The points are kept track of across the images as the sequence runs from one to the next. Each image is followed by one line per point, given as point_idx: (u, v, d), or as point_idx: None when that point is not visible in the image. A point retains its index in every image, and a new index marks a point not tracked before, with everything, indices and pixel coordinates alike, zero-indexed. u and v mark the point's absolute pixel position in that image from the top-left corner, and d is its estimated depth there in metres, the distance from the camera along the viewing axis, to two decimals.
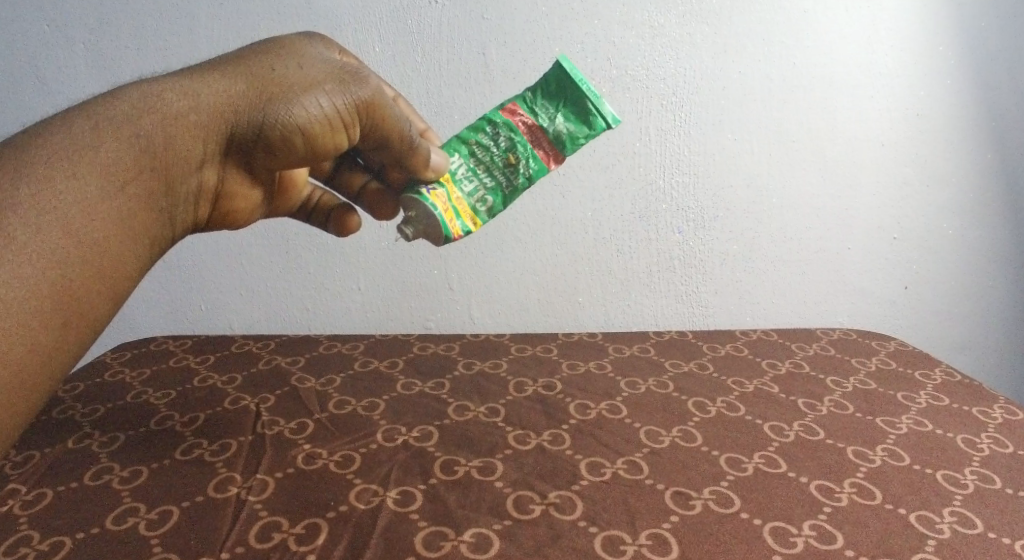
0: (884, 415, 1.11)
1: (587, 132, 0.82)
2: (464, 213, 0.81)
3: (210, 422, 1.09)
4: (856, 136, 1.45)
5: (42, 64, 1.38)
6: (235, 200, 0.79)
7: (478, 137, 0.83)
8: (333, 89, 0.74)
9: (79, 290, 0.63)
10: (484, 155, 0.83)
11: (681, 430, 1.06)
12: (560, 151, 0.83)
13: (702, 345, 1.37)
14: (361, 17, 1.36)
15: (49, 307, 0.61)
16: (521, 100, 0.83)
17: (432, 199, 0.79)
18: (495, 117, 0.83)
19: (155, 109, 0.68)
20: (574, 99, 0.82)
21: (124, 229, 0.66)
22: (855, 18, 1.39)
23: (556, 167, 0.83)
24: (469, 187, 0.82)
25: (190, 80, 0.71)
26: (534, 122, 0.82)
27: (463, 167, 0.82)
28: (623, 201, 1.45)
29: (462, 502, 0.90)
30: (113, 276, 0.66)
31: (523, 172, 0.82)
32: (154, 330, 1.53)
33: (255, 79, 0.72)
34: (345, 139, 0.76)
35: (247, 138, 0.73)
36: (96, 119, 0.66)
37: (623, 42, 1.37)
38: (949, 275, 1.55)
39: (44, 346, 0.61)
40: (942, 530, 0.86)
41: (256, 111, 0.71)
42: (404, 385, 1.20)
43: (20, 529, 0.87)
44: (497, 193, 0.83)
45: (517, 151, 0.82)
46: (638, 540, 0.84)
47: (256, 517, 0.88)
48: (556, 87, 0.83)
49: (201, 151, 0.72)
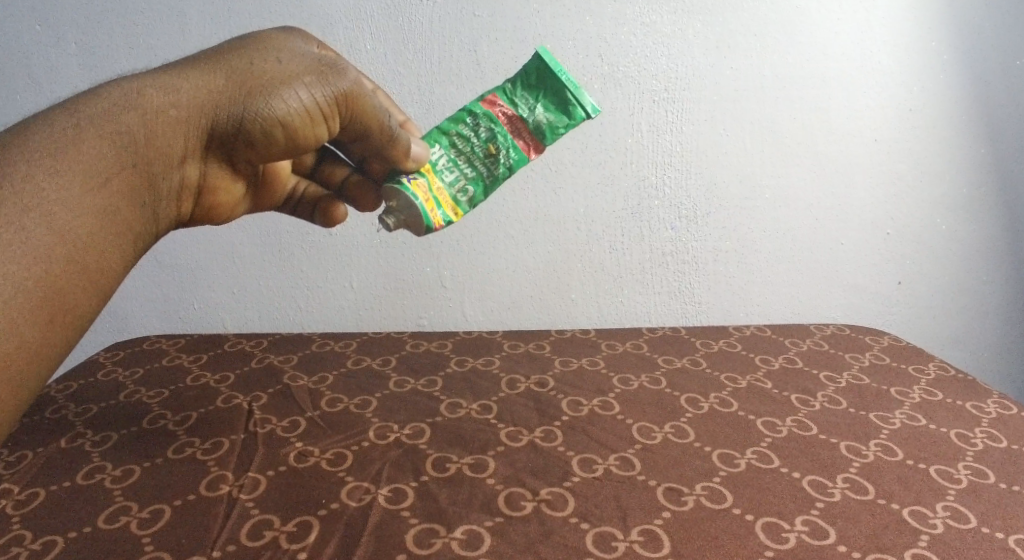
0: (878, 410, 1.11)
1: (567, 122, 0.82)
2: (446, 204, 0.81)
3: (202, 421, 1.09)
4: (848, 132, 1.45)
5: (34, 62, 1.38)
6: (218, 194, 0.79)
7: (458, 128, 0.83)
8: (312, 81, 0.74)
9: (65, 285, 0.63)
10: (465, 146, 0.83)
11: (674, 426, 1.06)
12: (540, 141, 0.83)
13: (695, 342, 1.37)
14: (352, 16, 1.36)
15: (35, 304, 0.61)
16: (501, 90, 0.83)
17: (413, 188, 0.78)
18: (475, 108, 0.82)
19: (136, 105, 0.68)
20: (554, 89, 0.82)
21: (110, 225, 0.66)
22: (848, 14, 1.39)
23: (536, 157, 0.83)
24: (450, 178, 0.82)
25: (169, 76, 0.71)
26: (514, 112, 0.82)
27: (444, 157, 0.82)
28: (616, 199, 1.45)
29: (453, 499, 0.90)
30: (99, 267, 0.65)
31: (503, 162, 0.82)
32: (148, 330, 1.53)
33: (234, 73, 0.71)
34: (325, 130, 0.76)
35: (229, 133, 0.73)
36: (77, 117, 0.66)
37: (615, 39, 1.37)
38: (944, 271, 1.55)
39: (30, 343, 0.60)
40: (935, 525, 0.85)
41: (237, 105, 0.71)
42: (396, 382, 1.20)
43: (12, 529, 0.86)
44: (479, 183, 0.83)
45: (497, 142, 0.82)
46: (629, 536, 0.84)
47: (248, 516, 0.87)
48: (536, 78, 0.83)
49: (183, 146, 0.71)
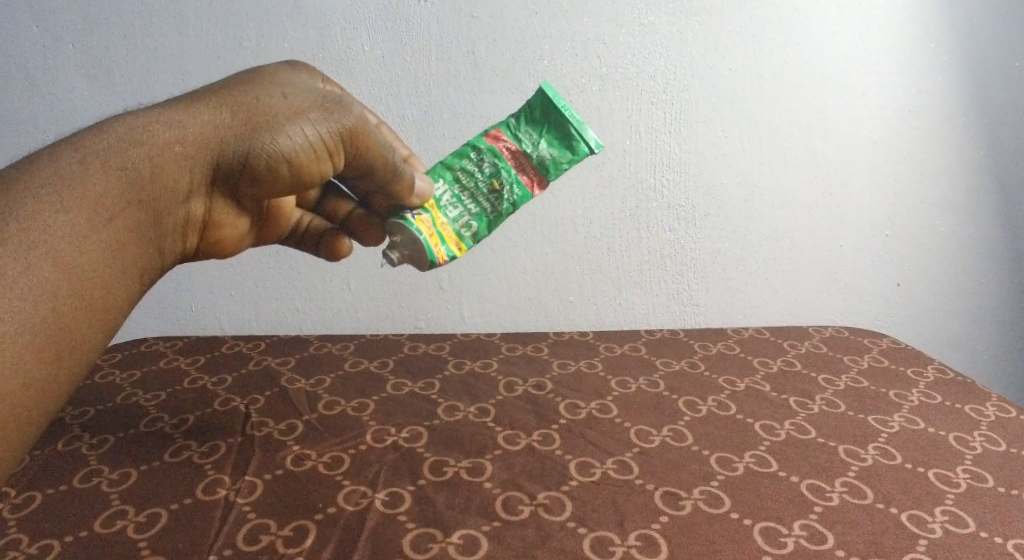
0: (876, 414, 1.11)
1: (570, 157, 0.83)
2: (449, 239, 0.82)
3: (199, 423, 1.08)
4: (845, 135, 1.45)
5: (30, 63, 1.37)
6: (223, 229, 0.77)
7: (462, 163, 0.84)
8: (317, 117, 0.73)
9: (70, 320, 0.61)
10: (469, 181, 0.84)
11: (671, 430, 1.05)
12: (543, 176, 0.84)
13: (694, 345, 1.36)
14: (350, 16, 1.35)
15: (43, 342, 0.59)
16: (504, 126, 0.85)
17: (417, 223, 0.79)
18: (478, 143, 0.84)
19: (142, 141, 0.67)
20: (557, 124, 0.84)
21: (115, 262, 0.65)
22: (846, 16, 1.39)
23: (540, 192, 0.84)
24: (454, 214, 0.83)
25: (175, 110, 0.69)
26: (517, 147, 0.83)
27: (447, 193, 0.83)
28: (613, 200, 1.45)
29: (451, 503, 0.90)
30: (104, 302, 0.64)
31: (507, 198, 0.83)
32: (146, 332, 1.53)
33: (240, 109, 0.71)
34: (330, 166, 0.76)
35: (234, 168, 0.72)
36: (83, 152, 0.65)
37: (614, 40, 1.36)
38: (942, 272, 1.54)
39: (37, 381, 0.59)
40: (934, 529, 0.85)
41: (243, 141, 0.71)
42: (393, 385, 1.20)
43: (9, 532, 0.86)
44: (482, 218, 0.83)
45: (501, 177, 0.83)
46: (626, 541, 0.83)
47: (245, 520, 0.87)
48: (539, 113, 0.84)
49: (189, 182, 0.70)
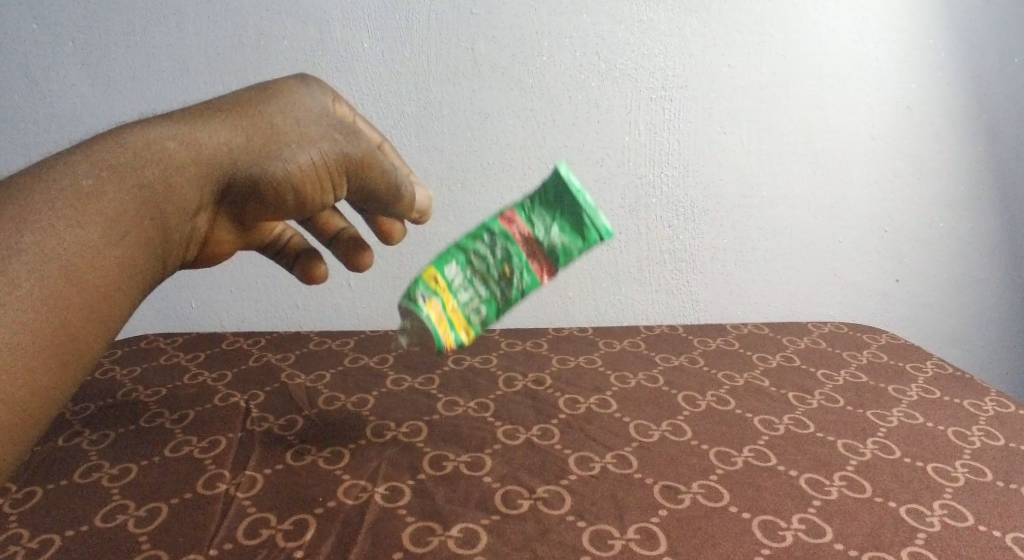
0: (875, 408, 1.11)
1: (582, 246, 0.80)
2: (458, 324, 0.79)
3: (199, 419, 1.09)
4: (844, 131, 1.45)
5: (30, 60, 1.37)
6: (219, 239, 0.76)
7: (475, 246, 0.80)
8: (327, 148, 0.73)
9: (80, 329, 0.59)
10: (481, 265, 0.80)
11: (670, 424, 1.06)
12: (555, 265, 0.80)
13: (693, 339, 1.37)
14: (350, 13, 1.35)
15: (49, 357, 0.56)
16: (518, 208, 0.81)
17: (425, 310, 0.76)
18: (492, 226, 0.81)
19: (158, 158, 0.65)
20: (572, 211, 0.80)
21: (127, 276, 0.63)
22: (845, 12, 1.39)
23: (551, 281, 0.81)
24: (464, 297, 0.79)
25: (189, 126, 0.67)
26: (530, 232, 0.80)
27: (459, 278, 0.80)
28: (613, 195, 1.45)
29: (450, 497, 0.90)
30: (110, 315, 0.61)
31: (517, 285, 0.79)
32: (147, 328, 1.53)
33: (254, 132, 0.70)
34: (332, 193, 0.76)
35: (242, 187, 0.71)
36: (98, 168, 0.62)
37: (612, 35, 1.37)
38: (939, 269, 1.55)
39: (44, 389, 0.56)
40: (932, 523, 0.85)
41: (254, 164, 0.70)
42: (393, 380, 1.20)
43: (10, 527, 0.86)
44: (492, 304, 0.80)
45: (513, 263, 0.79)
46: (625, 534, 0.83)
47: (245, 514, 0.87)
48: (552, 197, 0.81)
49: (198, 200, 0.69)
